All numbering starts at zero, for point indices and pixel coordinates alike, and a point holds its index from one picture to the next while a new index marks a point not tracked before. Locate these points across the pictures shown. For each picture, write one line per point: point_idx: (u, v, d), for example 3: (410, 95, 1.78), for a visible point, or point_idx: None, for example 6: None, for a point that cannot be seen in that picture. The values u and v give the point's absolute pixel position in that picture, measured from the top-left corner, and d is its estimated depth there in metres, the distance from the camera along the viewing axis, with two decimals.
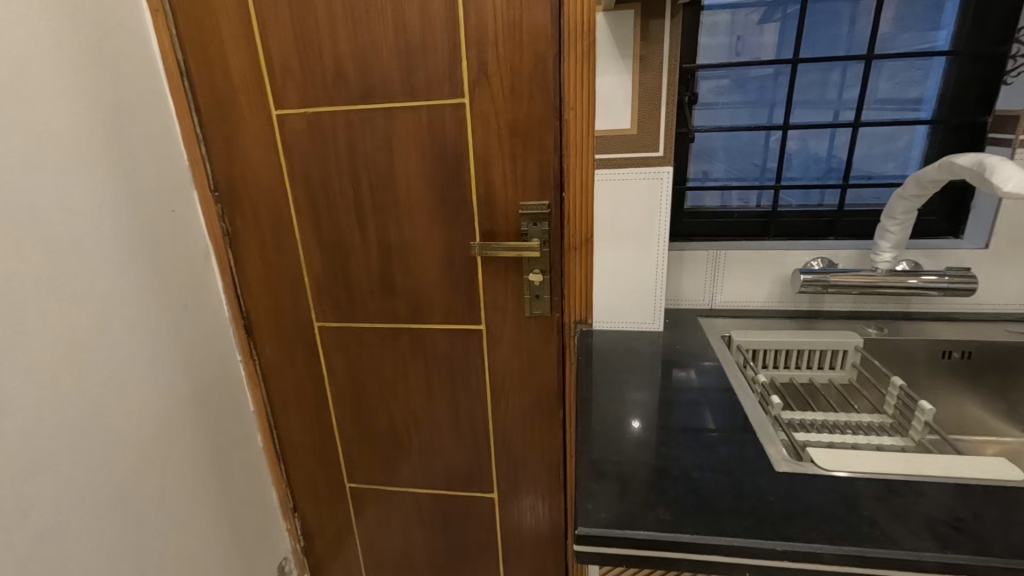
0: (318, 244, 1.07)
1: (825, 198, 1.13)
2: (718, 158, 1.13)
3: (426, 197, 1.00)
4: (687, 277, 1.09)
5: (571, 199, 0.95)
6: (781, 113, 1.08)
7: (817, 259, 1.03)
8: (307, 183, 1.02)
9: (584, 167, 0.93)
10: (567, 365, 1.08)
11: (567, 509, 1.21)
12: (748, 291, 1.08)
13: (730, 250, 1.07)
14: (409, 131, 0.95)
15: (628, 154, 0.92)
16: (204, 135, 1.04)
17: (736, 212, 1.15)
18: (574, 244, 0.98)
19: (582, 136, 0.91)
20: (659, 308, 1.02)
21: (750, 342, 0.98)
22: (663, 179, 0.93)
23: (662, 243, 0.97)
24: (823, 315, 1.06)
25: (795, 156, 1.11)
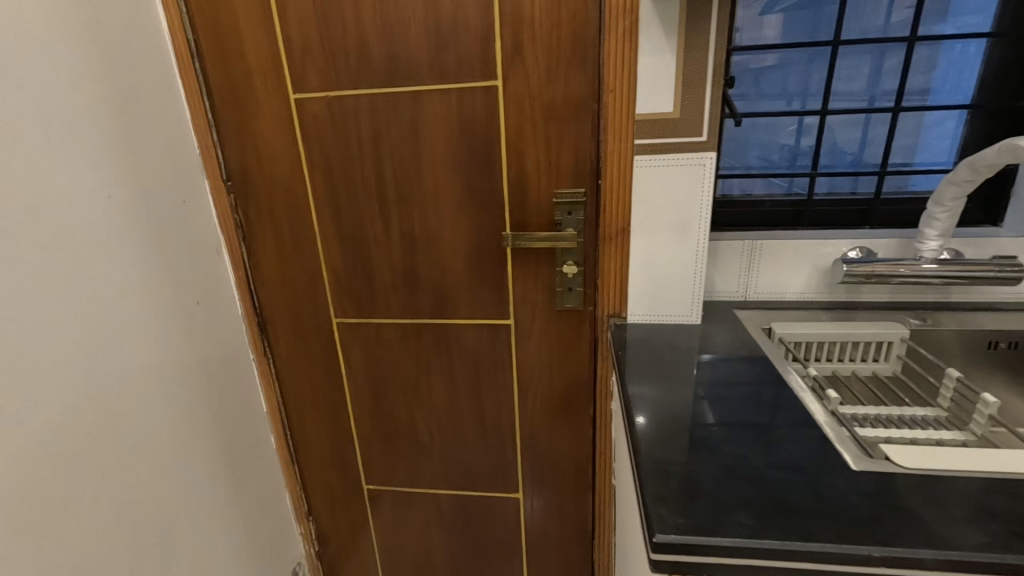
0: (337, 235, 1.02)
1: (859, 185, 1.10)
2: (751, 145, 1.10)
3: (454, 186, 0.95)
4: (721, 268, 1.06)
5: (609, 187, 0.91)
6: (816, 98, 1.05)
7: (855, 249, 1.00)
8: (327, 172, 0.97)
9: (623, 153, 0.88)
10: (599, 361, 1.04)
11: (594, 508, 1.17)
12: (784, 281, 1.05)
13: (765, 240, 1.04)
14: (437, 115, 0.91)
15: (670, 138, 0.86)
16: (214, 119, 0.97)
17: (767, 201, 1.12)
18: (610, 234, 0.94)
19: (622, 120, 0.87)
20: (696, 302, 0.97)
21: (791, 334, 0.95)
22: (706, 164, 0.87)
23: (701, 233, 0.91)
24: (861, 306, 1.03)
25: (830, 142, 1.08)
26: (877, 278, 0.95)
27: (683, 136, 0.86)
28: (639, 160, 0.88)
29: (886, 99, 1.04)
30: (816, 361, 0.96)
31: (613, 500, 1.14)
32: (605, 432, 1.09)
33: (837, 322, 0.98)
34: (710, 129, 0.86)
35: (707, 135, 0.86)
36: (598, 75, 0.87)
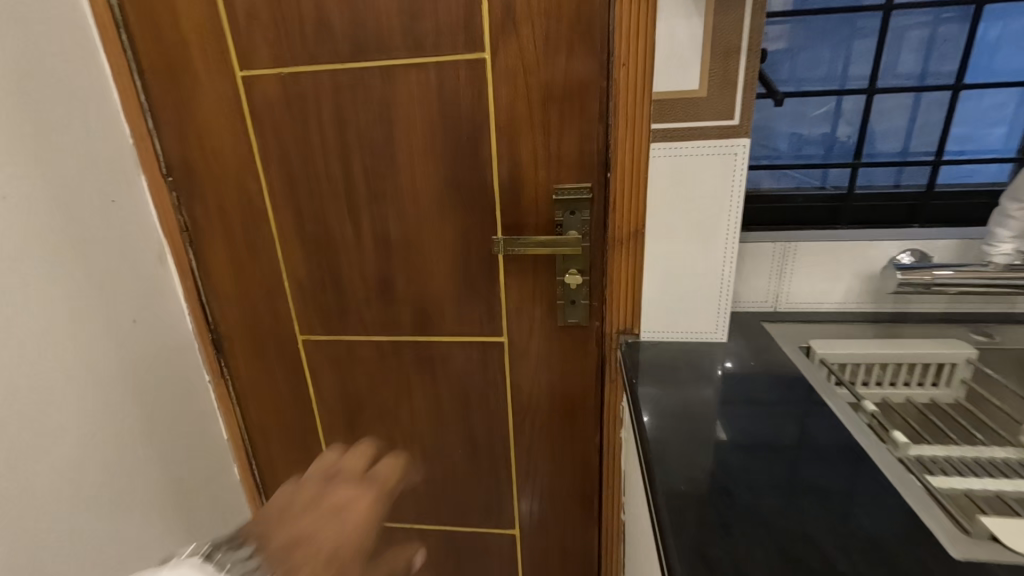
0: (299, 239, 0.86)
1: (904, 177, 0.96)
2: (782, 130, 0.95)
3: (435, 181, 0.80)
4: (748, 274, 0.91)
5: (620, 183, 0.76)
6: (859, 75, 0.90)
7: (907, 253, 0.86)
8: (284, 165, 0.82)
9: (637, 140, 0.73)
10: (607, 384, 0.89)
11: (600, 546, 1.03)
12: (821, 289, 0.91)
13: (801, 241, 0.89)
14: (412, 96, 0.75)
15: (694, 122, 0.71)
16: (148, 102, 0.82)
17: (800, 196, 0.96)
18: (620, 238, 0.79)
19: (635, 101, 0.72)
20: (722, 317, 0.82)
21: (835, 355, 0.81)
22: (739, 153, 0.72)
23: (732, 235, 0.76)
24: (912, 318, 0.89)
25: (874, 127, 0.93)
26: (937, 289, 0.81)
27: (710, 119, 0.71)
28: (656, 148, 0.73)
29: (941, 76, 0.89)
30: (864, 386, 0.82)
31: (622, 538, 0.99)
32: (613, 465, 0.95)
33: (886, 340, 0.83)
34: (744, 112, 0.71)
35: (740, 118, 0.71)
36: (606, 46, 0.72)
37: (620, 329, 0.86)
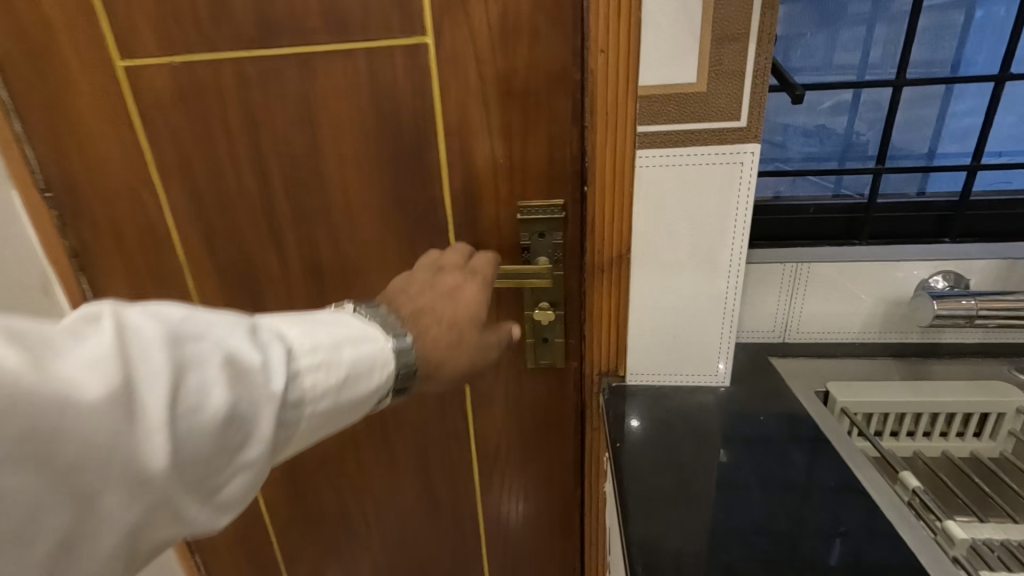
0: (212, 266, 0.71)
1: (929, 183, 0.83)
2: (792, 130, 0.81)
3: (373, 196, 0.65)
4: (754, 301, 0.77)
5: (599, 198, 0.62)
6: (884, 64, 0.77)
7: (939, 276, 0.73)
8: (187, 178, 0.66)
9: (620, 146, 0.59)
10: (587, 432, 0.76)
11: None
12: (838, 318, 0.77)
13: (817, 261, 0.75)
14: (339, 91, 0.60)
15: (690, 124, 0.57)
16: (10, 101, 0.65)
17: (811, 205, 0.83)
18: (601, 264, 0.65)
19: (617, 97, 0.58)
20: (724, 358, 0.68)
21: (859, 406, 0.68)
22: (745, 161, 0.58)
23: (737, 261, 0.62)
24: (942, 351, 0.76)
25: (900, 126, 0.80)
26: (983, 321, 0.67)
27: (709, 120, 0.57)
28: (642, 156, 0.59)
29: (979, 65, 0.75)
30: (890, 439, 0.70)
31: None
32: (597, 524, 0.81)
33: (918, 384, 0.71)
34: (753, 111, 0.57)
35: (747, 119, 0.57)
36: (580, 27, 0.57)
37: (603, 370, 0.72)
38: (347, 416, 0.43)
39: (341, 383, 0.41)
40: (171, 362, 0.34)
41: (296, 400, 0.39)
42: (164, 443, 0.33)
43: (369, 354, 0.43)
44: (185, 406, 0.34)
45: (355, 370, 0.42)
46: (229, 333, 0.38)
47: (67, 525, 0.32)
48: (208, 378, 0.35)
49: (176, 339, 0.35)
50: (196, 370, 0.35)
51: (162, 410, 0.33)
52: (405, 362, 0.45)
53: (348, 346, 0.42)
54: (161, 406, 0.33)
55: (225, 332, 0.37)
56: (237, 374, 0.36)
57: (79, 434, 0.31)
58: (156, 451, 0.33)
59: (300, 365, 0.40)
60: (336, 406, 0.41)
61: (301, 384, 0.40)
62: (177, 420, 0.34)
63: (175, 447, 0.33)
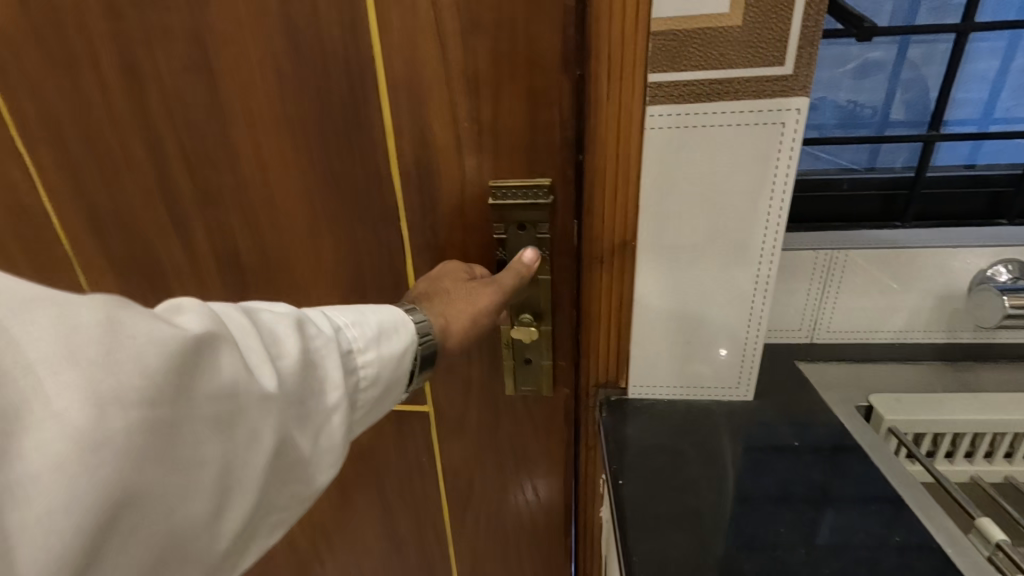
0: (105, 253, 0.61)
1: (991, 157, 0.69)
2: (837, 90, 0.67)
3: (291, 169, 0.53)
4: (779, 296, 0.65)
5: (599, 168, 0.49)
6: (951, 7, 0.62)
7: (1003, 267, 0.60)
8: (58, 145, 0.54)
9: (627, 102, 0.46)
10: (583, 452, 0.64)
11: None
12: (876, 314, 0.65)
13: (854, 249, 0.62)
14: (245, 29, 0.47)
15: (718, 69, 0.44)
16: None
17: (845, 180, 0.70)
18: (599, 252, 0.53)
19: (617, 31, 0.44)
20: (749, 369, 0.56)
21: (909, 425, 0.57)
22: (788, 122, 0.45)
23: (770, 250, 0.50)
24: (1002, 357, 0.64)
25: (965, 85, 0.66)
26: None
27: (742, 62, 0.44)
28: (654, 115, 0.46)
29: None
30: (947, 463, 0.59)
31: None
32: (591, 556, 0.70)
33: (976, 396, 0.59)
34: (801, 53, 0.43)
35: (792, 65, 0.43)
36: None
37: (600, 380, 0.60)
38: (396, 378, 0.40)
39: (378, 335, 0.38)
40: (252, 318, 0.32)
41: (348, 351, 0.36)
42: (272, 371, 0.31)
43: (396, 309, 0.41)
44: (277, 344, 0.32)
45: (385, 322, 0.39)
46: (280, 303, 0.35)
47: (206, 485, 0.28)
48: (289, 323, 0.33)
49: (245, 306, 0.33)
50: (271, 320, 0.33)
51: (258, 344, 0.31)
52: (423, 327, 0.42)
53: (361, 312, 0.39)
54: (256, 343, 0.31)
55: (282, 304, 0.35)
56: (302, 319, 0.34)
57: (213, 370, 0.28)
58: (269, 376, 0.30)
59: (338, 322, 0.37)
60: (383, 358, 0.38)
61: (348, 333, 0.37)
62: (277, 359, 0.32)
63: (282, 378, 0.31)
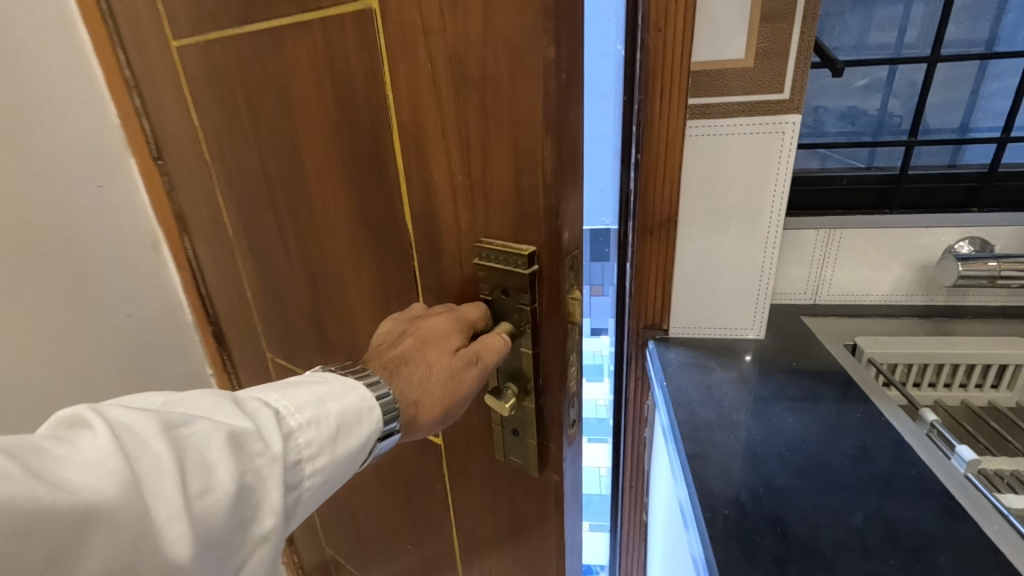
0: (247, 249, 0.75)
1: (960, 157, 0.86)
2: (833, 108, 0.85)
3: (342, 202, 0.57)
4: (789, 265, 0.82)
5: (650, 168, 0.72)
6: (920, 45, 0.80)
7: (965, 242, 0.77)
8: (223, 163, 0.69)
9: (672, 119, 0.68)
10: (633, 373, 0.88)
11: (619, 532, 1.08)
12: (866, 280, 0.82)
13: (847, 227, 0.79)
14: (309, 76, 0.53)
15: (744, 94, 0.67)
16: (132, 80, 0.76)
17: (844, 176, 0.86)
18: (651, 226, 0.75)
19: (674, 71, 0.66)
20: (759, 314, 0.79)
21: (883, 355, 0.75)
22: (786, 131, 0.67)
23: (773, 232, 0.73)
24: (969, 314, 0.81)
25: (936, 103, 0.84)
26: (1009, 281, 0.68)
27: (758, 92, 0.66)
28: (692, 127, 0.69)
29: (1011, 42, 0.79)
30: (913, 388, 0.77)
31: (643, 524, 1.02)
32: (639, 456, 0.93)
33: (935, 337, 0.77)
34: (794, 88, 0.66)
35: (790, 92, 0.66)
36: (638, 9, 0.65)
37: (649, 322, 0.83)
38: (349, 468, 0.42)
39: (332, 436, 0.40)
40: (182, 448, 0.33)
41: (295, 461, 0.38)
42: (188, 526, 0.31)
43: (356, 404, 0.41)
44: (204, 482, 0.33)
45: (347, 416, 0.40)
46: (227, 413, 0.36)
47: None
48: (224, 451, 0.34)
49: (187, 422, 0.34)
50: (202, 448, 0.33)
51: (176, 495, 0.31)
52: (389, 408, 0.43)
53: (322, 410, 0.40)
54: (176, 492, 0.31)
55: (225, 411, 0.36)
56: (239, 441, 0.35)
57: (97, 547, 0.28)
58: (179, 537, 0.31)
59: (289, 427, 0.38)
60: (335, 459, 0.40)
61: (298, 442, 0.38)
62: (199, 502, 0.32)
63: (198, 528, 0.32)
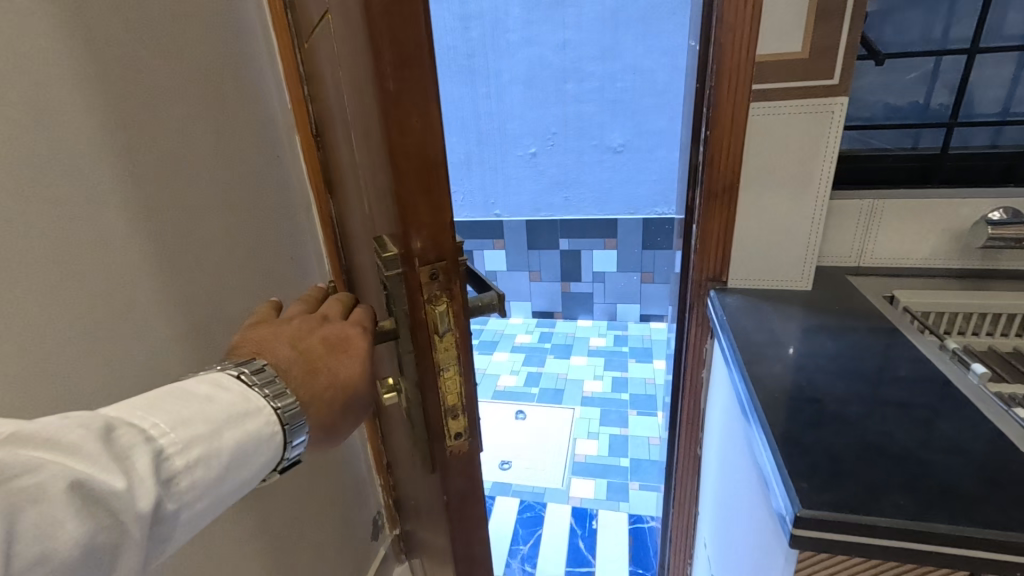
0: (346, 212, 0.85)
1: (1000, 138, 1.11)
2: (882, 96, 1.14)
3: (359, 186, 0.62)
4: (836, 231, 1.04)
5: (716, 143, 0.88)
6: (957, 43, 1.07)
7: (999, 209, 0.94)
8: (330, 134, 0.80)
9: (736, 98, 0.85)
10: (693, 325, 1.04)
11: (675, 477, 1.20)
12: (908, 247, 1.02)
13: (888, 199, 1.01)
14: (330, 51, 0.57)
15: (790, 80, 0.83)
16: (303, 72, 0.84)
17: (891, 156, 1.13)
18: (716, 192, 0.92)
19: (738, 61, 0.83)
20: (808, 266, 0.94)
21: (916, 302, 0.94)
22: (835, 111, 0.83)
23: (821, 191, 0.88)
24: (999, 276, 0.99)
25: (977, 90, 1.10)
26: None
27: (812, 78, 0.82)
28: (757, 108, 0.85)
29: None
30: (955, 334, 0.95)
31: (697, 467, 1.16)
32: (693, 406, 1.11)
33: (959, 289, 0.96)
34: (843, 72, 0.81)
35: (839, 78, 0.81)
36: (713, 20, 0.83)
37: (710, 276, 0.98)
38: (253, 482, 0.43)
39: (222, 471, 0.39)
40: (143, 439, 0.36)
41: (172, 502, 0.36)
42: (232, 464, 0.40)
43: (254, 431, 0.42)
44: (129, 506, 0.33)
45: (240, 448, 0.41)
46: (93, 453, 0.33)
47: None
48: (145, 452, 0.35)
49: (213, 388, 0.42)
50: (132, 453, 0.35)
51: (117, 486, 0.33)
52: (288, 413, 0.44)
53: (231, 426, 0.41)
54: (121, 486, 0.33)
55: (131, 434, 0.35)
56: (191, 437, 0.38)
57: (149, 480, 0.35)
58: (221, 472, 0.39)
59: (177, 464, 0.37)
60: (219, 495, 0.39)
61: (181, 483, 0.37)
62: (286, 455, 0.45)
63: (239, 465, 0.41)
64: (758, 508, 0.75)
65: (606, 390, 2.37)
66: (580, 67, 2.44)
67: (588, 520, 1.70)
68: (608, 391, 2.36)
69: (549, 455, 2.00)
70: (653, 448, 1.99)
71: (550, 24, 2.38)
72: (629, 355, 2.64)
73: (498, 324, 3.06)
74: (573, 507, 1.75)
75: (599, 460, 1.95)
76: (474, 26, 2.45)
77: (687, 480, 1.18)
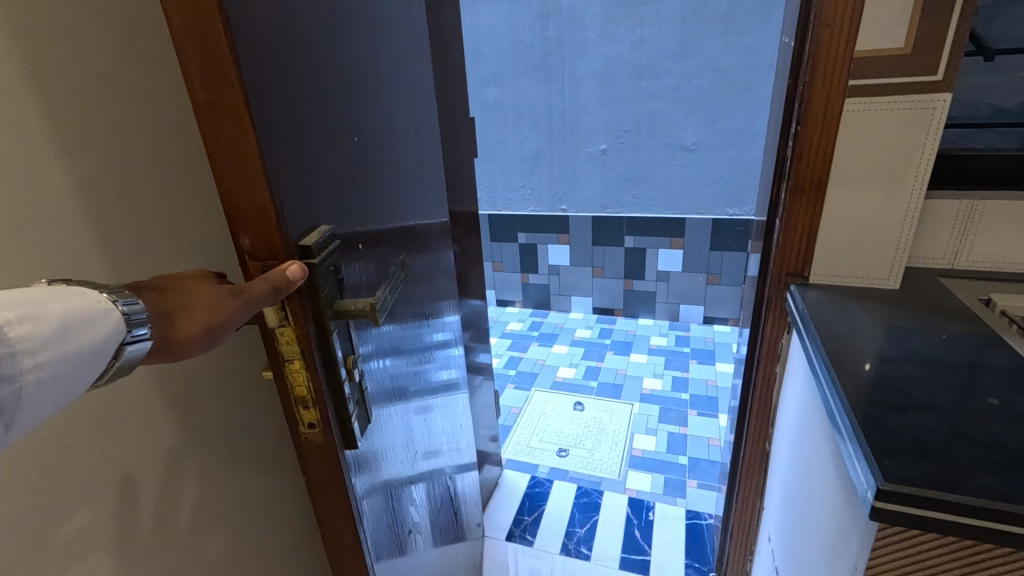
0: None
1: None
2: (987, 95, 1.10)
3: None
4: (930, 231, 1.01)
5: (806, 138, 0.89)
6: None
7: None
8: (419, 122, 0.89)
9: (832, 93, 0.86)
10: (770, 319, 1.05)
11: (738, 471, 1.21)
12: (1008, 251, 0.98)
13: (988, 200, 0.97)
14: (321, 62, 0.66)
15: (892, 75, 0.82)
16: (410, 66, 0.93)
17: (993, 156, 1.06)
18: (804, 186, 0.92)
19: (836, 56, 0.84)
20: (897, 266, 0.93)
21: (1016, 307, 0.90)
22: (938, 107, 0.82)
23: (916, 189, 0.87)
24: None
25: None
26: None
27: (915, 74, 0.82)
28: (852, 103, 0.85)
29: None
30: None
31: (763, 462, 1.17)
32: (764, 401, 1.12)
33: None
34: (949, 68, 0.80)
35: (943, 75, 0.81)
36: (811, 17, 0.84)
37: (792, 272, 0.99)
38: (101, 360, 0.40)
39: (58, 330, 0.37)
40: None
41: (9, 351, 0.34)
42: (65, 327, 0.37)
43: (84, 307, 0.39)
44: None
45: (74, 315, 0.38)
46: None
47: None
48: None
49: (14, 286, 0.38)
50: None
51: None
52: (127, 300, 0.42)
53: (56, 299, 0.38)
54: None
55: None
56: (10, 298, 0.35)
57: None
58: (57, 334, 0.37)
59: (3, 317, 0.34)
60: (62, 356, 0.37)
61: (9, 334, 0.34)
62: (128, 339, 0.41)
63: (77, 334, 0.38)
64: (830, 499, 0.76)
65: (666, 389, 2.36)
66: (655, 64, 2.44)
67: (645, 512, 1.72)
68: (668, 390, 2.35)
69: (606, 447, 2.03)
70: (713, 449, 1.97)
71: (628, 21, 2.40)
72: (691, 356, 2.61)
73: (559, 318, 3.11)
74: (629, 497, 1.78)
75: (656, 456, 1.97)
76: (552, 24, 2.51)
77: (752, 475, 1.19)
